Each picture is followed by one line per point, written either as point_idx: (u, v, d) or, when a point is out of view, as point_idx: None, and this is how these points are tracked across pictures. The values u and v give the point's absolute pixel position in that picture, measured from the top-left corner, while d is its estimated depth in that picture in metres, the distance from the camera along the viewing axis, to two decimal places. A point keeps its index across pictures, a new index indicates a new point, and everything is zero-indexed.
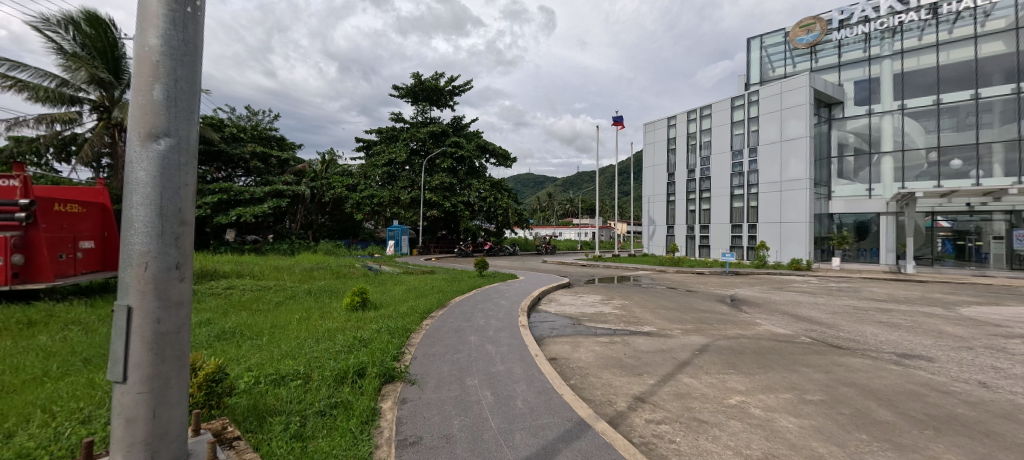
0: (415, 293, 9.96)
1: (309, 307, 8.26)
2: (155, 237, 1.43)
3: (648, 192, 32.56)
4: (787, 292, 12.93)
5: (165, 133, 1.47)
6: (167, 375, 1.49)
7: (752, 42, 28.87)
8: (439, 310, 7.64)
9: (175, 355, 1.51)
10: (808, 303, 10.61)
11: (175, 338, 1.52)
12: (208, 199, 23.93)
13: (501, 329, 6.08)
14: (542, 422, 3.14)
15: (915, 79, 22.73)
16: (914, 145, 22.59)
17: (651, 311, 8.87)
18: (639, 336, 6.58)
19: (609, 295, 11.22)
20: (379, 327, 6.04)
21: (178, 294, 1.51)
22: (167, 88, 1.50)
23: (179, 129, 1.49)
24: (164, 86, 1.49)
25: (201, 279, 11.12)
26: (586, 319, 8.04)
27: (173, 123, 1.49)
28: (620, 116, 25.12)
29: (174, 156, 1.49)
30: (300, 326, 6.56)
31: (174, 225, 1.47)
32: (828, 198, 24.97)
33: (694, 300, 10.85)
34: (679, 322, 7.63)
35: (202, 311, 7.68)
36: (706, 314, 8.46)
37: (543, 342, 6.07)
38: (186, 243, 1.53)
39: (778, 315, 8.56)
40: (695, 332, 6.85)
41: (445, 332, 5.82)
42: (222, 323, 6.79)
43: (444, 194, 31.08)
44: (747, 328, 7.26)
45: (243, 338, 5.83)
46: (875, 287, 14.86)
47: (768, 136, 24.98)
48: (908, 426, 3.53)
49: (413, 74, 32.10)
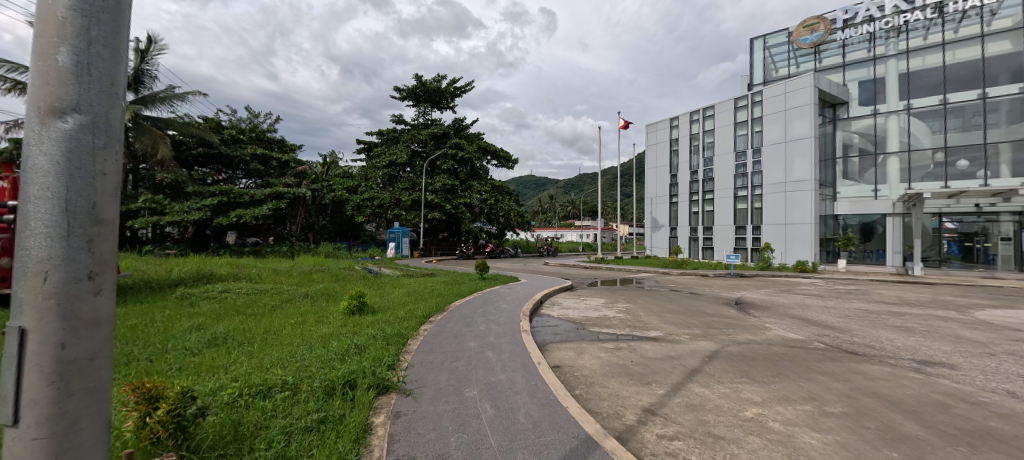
0: (414, 297, 9.74)
1: (305, 312, 8.01)
2: (61, 239, 1.18)
3: (651, 194, 32.33)
4: (795, 295, 12.66)
5: (73, 107, 1.22)
6: (77, 412, 1.21)
7: (755, 43, 28.65)
8: (438, 315, 7.42)
9: (88, 388, 1.24)
10: (817, 306, 10.36)
11: (89, 366, 1.25)
12: (208, 201, 23.77)
13: (502, 335, 5.86)
14: (547, 440, 2.91)
15: (921, 78, 22.46)
16: (920, 145, 22.31)
17: (657, 314, 8.62)
18: (645, 342, 6.35)
19: (612, 298, 10.98)
20: (375, 333, 5.80)
21: (90, 312, 1.24)
22: (77, 53, 1.26)
23: (92, 102, 1.25)
24: (73, 49, 1.25)
25: (198, 282, 10.90)
26: (590, 323, 7.81)
27: (85, 96, 1.25)
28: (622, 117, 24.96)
29: (86, 136, 1.24)
30: (294, 332, 6.31)
31: (86, 223, 1.21)
32: (833, 199, 24.69)
33: (701, 303, 10.60)
34: (687, 326, 7.39)
35: (195, 316, 7.43)
36: (714, 318, 8.22)
37: (546, 348, 5.83)
38: (104, 247, 1.27)
39: (788, 319, 8.32)
40: (703, 338, 6.60)
41: (444, 338, 5.59)
42: (213, 329, 6.52)
43: (445, 196, 30.92)
44: (757, 333, 7.01)
45: (232, 346, 5.55)
46: (884, 289, 14.58)
47: (772, 137, 24.74)
48: (940, 442, 3.28)
49: (414, 75, 32.00)
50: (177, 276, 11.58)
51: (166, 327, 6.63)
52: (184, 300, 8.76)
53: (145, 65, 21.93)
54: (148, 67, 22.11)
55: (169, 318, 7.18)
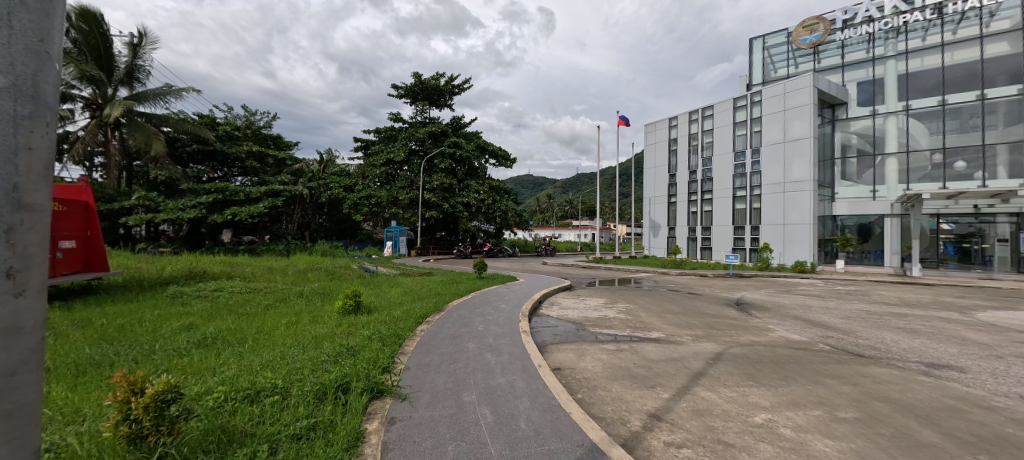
0: (411, 296, 9.58)
1: (299, 311, 7.84)
2: None
3: (649, 193, 32.26)
4: (796, 296, 12.55)
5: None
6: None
7: (755, 43, 28.59)
8: (435, 315, 7.26)
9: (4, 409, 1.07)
10: (819, 307, 10.25)
11: (8, 383, 1.09)
12: (204, 199, 23.47)
13: (501, 336, 5.70)
14: (549, 448, 2.76)
15: (920, 79, 22.42)
16: (918, 146, 22.30)
17: (658, 315, 8.49)
18: (647, 343, 6.21)
19: (612, 298, 10.84)
20: (371, 334, 5.65)
21: (10, 318, 1.08)
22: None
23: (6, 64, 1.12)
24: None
25: (191, 281, 10.71)
26: (590, 324, 7.67)
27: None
28: (621, 116, 24.90)
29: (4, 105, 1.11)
30: (287, 332, 6.14)
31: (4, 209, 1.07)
32: (831, 199, 24.66)
33: (702, 304, 10.47)
34: (689, 327, 7.26)
35: (185, 315, 7.26)
36: (716, 319, 8.09)
37: (546, 350, 5.68)
38: (26, 237, 1.12)
39: (791, 320, 8.20)
40: (706, 339, 6.47)
41: (441, 339, 5.43)
42: (204, 329, 6.36)
43: (443, 195, 30.72)
44: (760, 334, 6.89)
45: (222, 347, 5.38)
46: (884, 290, 14.50)
47: (771, 137, 24.68)
48: (958, 450, 3.15)
49: (412, 73, 31.81)
50: (169, 274, 11.40)
51: (155, 326, 6.47)
52: (176, 299, 8.57)
53: (138, 61, 21.70)
54: (142, 63, 21.89)
55: (159, 317, 7.01)
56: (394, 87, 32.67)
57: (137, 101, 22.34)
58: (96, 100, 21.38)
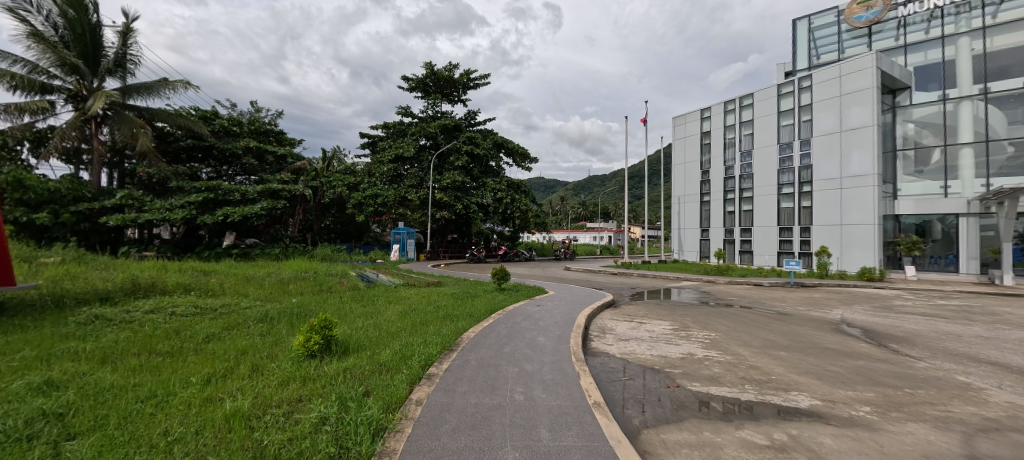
0: (411, 321, 6.99)
1: (244, 350, 5.33)
2: None
3: (678, 192, 29.47)
4: (913, 316, 9.69)
5: None
6: None
7: (798, 24, 25.54)
8: (444, 361, 4.62)
9: None
10: (971, 336, 7.47)
11: None
12: (190, 198, 20.95)
13: (565, 424, 3.09)
14: None
15: (1001, 60, 19.17)
16: (997, 135, 19.05)
17: (768, 354, 5.78)
18: (814, 427, 3.50)
19: (680, 323, 8.13)
20: (321, 417, 3.06)
21: None
22: None
23: None
24: None
25: (129, 298, 8.24)
26: (679, 373, 4.97)
27: None
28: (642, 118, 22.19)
29: None
30: (192, 402, 3.59)
31: None
32: (894, 197, 21.38)
33: (804, 330, 7.76)
34: (846, 385, 4.55)
35: (63, 359, 4.74)
36: (865, 365, 5.39)
37: (645, 450, 3.05)
38: None
39: (975, 366, 5.49)
40: (904, 416, 3.78)
41: (455, 436, 2.85)
42: (65, 390, 3.86)
43: (456, 194, 28.18)
44: (980, 404, 4.16)
45: (42, 448, 2.85)
46: (1008, 306, 11.62)
47: (824, 126, 21.69)
48: None
49: (423, 63, 29.55)
50: (107, 287, 8.94)
51: None
52: (83, 327, 6.11)
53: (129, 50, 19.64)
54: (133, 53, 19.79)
55: (21, 363, 4.52)
56: (404, 79, 30.42)
57: (128, 93, 20.34)
58: (80, 92, 19.12)
